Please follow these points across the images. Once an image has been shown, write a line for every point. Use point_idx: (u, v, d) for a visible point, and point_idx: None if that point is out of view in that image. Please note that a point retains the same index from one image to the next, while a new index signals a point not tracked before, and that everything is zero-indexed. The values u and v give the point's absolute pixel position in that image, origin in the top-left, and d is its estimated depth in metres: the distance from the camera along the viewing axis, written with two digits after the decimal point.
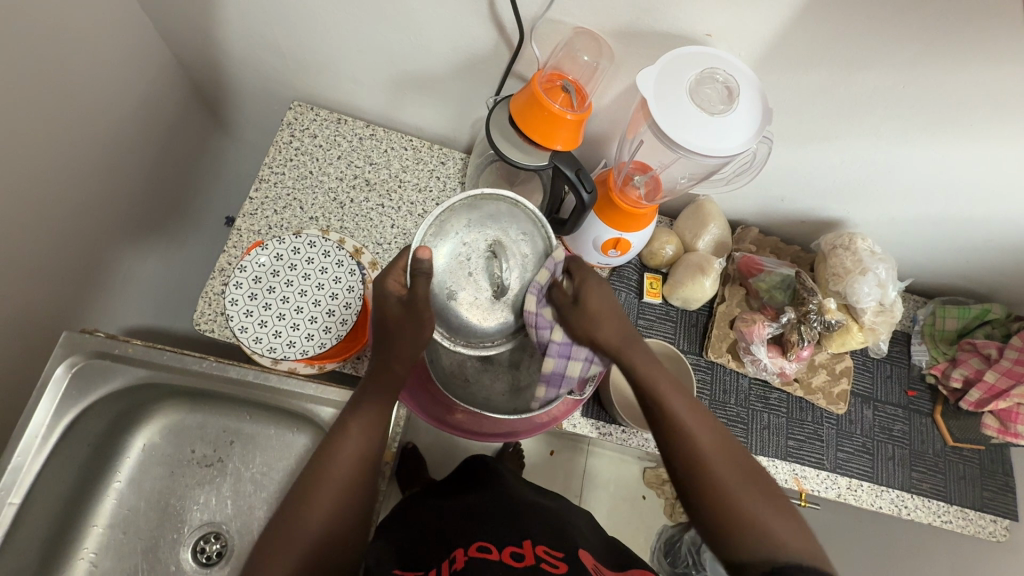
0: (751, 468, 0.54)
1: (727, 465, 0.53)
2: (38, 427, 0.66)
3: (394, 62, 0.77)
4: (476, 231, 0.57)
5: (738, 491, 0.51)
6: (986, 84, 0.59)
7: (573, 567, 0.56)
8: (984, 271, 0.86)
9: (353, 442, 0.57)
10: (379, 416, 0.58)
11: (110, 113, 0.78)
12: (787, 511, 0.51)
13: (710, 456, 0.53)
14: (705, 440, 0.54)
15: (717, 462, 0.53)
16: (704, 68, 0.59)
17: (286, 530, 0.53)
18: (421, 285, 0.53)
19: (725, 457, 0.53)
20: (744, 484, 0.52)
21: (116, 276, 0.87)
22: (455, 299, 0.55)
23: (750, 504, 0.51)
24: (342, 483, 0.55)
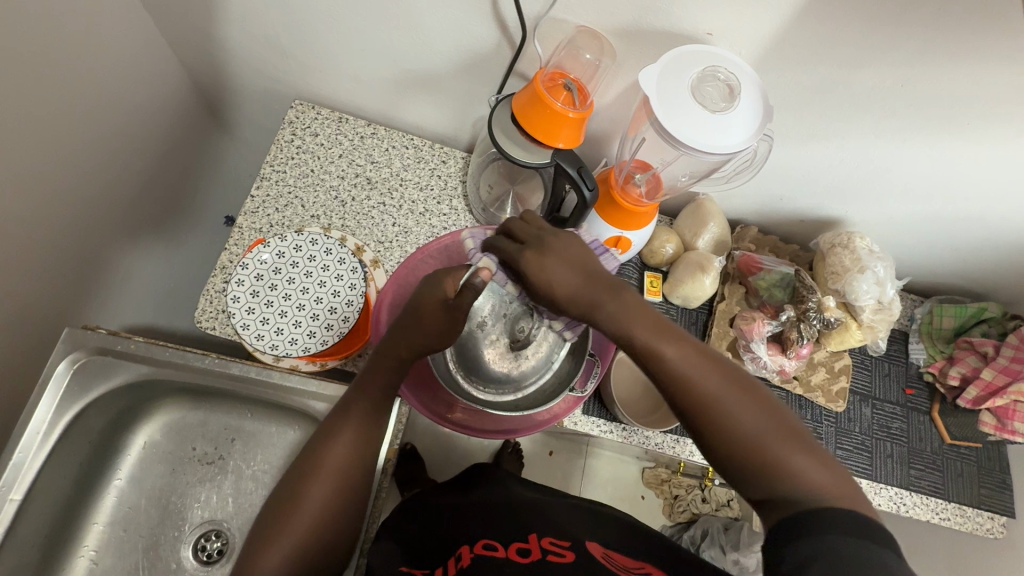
0: (772, 407, 0.46)
1: (742, 407, 0.45)
2: (39, 424, 0.66)
3: (396, 60, 0.77)
4: (525, 286, 0.65)
5: (758, 433, 0.44)
6: (983, 82, 0.60)
7: (579, 556, 0.55)
8: (980, 270, 0.87)
9: (352, 430, 0.57)
10: (375, 404, 0.59)
11: (112, 110, 0.78)
12: (820, 455, 0.44)
13: (715, 403, 0.46)
14: (711, 385, 0.46)
15: (729, 408, 0.45)
16: (704, 66, 0.59)
17: (284, 514, 0.54)
18: (467, 297, 0.53)
19: (732, 395, 0.46)
20: (765, 427, 0.45)
21: (116, 274, 0.87)
22: (478, 330, 0.66)
23: (766, 446, 0.44)
24: (341, 468, 0.56)
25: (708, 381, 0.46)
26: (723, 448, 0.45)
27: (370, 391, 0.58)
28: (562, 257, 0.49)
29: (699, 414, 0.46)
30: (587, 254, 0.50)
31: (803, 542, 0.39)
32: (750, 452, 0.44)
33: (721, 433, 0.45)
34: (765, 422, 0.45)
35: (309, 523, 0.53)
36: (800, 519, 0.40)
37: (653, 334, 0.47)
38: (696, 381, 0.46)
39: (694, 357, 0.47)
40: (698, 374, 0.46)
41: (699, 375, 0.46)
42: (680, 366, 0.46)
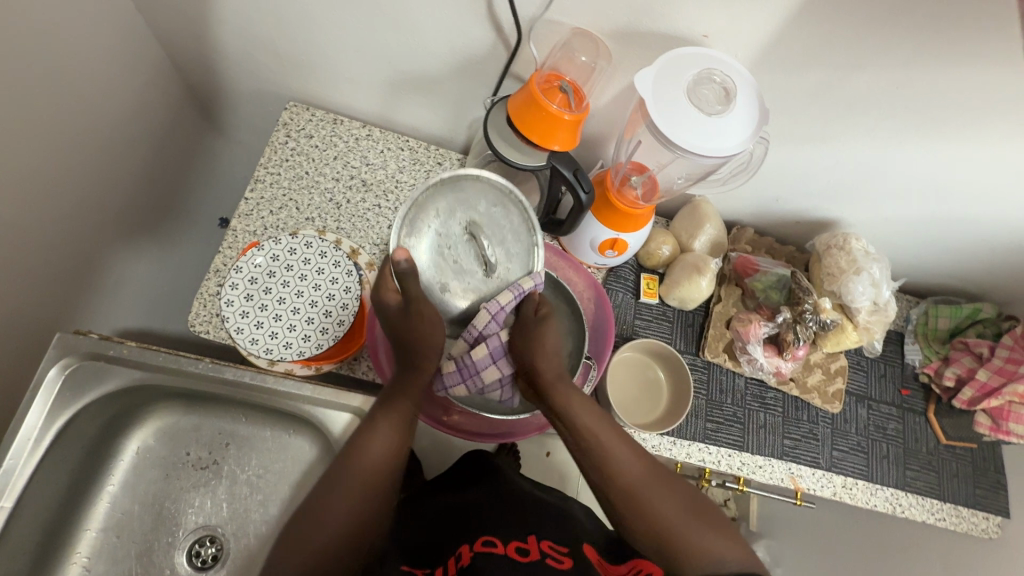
0: (688, 495, 0.57)
1: (663, 495, 0.56)
2: (31, 430, 0.65)
3: (391, 62, 0.77)
4: (448, 220, 0.60)
5: (673, 522, 0.54)
6: (977, 85, 0.60)
7: (576, 561, 0.57)
8: (975, 271, 0.87)
9: (384, 433, 0.59)
10: (408, 407, 0.61)
11: (103, 112, 0.77)
12: (725, 532, 0.55)
13: (641, 487, 0.56)
14: (634, 480, 0.56)
15: (653, 494, 0.55)
16: (700, 69, 0.59)
17: (310, 524, 0.55)
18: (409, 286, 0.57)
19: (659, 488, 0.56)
20: (680, 511, 0.55)
21: (108, 277, 0.86)
22: (448, 290, 0.60)
23: (683, 536, 0.54)
24: (371, 474, 0.57)
25: (637, 468, 0.57)
26: (643, 529, 0.54)
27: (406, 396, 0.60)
28: (553, 335, 0.60)
29: (626, 495, 0.55)
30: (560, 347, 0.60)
31: None
32: (664, 531, 0.54)
33: (644, 516, 0.54)
34: (681, 508, 0.55)
35: (332, 532, 0.55)
36: None
37: (596, 421, 0.58)
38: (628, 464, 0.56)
39: (629, 448, 0.58)
40: (628, 462, 0.57)
41: (628, 462, 0.57)
42: (614, 452, 0.57)
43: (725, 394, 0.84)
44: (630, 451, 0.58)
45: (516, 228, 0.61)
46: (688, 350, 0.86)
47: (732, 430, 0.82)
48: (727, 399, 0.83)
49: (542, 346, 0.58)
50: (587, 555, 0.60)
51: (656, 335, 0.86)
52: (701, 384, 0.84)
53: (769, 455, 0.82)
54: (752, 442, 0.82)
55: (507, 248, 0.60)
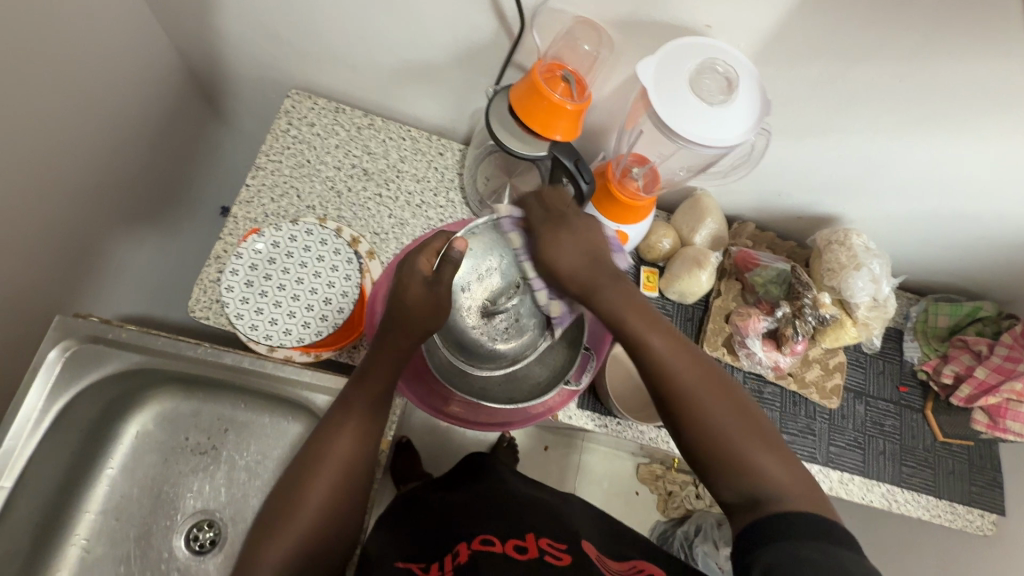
0: (741, 406, 0.52)
1: (720, 405, 0.51)
2: (30, 411, 0.66)
3: (394, 50, 0.77)
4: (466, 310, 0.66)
5: (726, 430, 0.50)
6: (979, 78, 0.59)
7: (576, 559, 0.55)
8: (975, 268, 0.87)
9: (352, 427, 0.57)
10: (379, 399, 0.58)
11: (107, 97, 0.78)
12: (782, 451, 0.49)
13: (696, 397, 0.51)
14: (687, 378, 0.52)
15: (708, 404, 0.51)
16: (703, 59, 0.59)
17: (284, 516, 0.53)
18: (447, 273, 0.55)
19: (714, 395, 0.51)
20: (738, 420, 0.50)
21: (109, 262, 0.87)
22: (517, 327, 0.66)
23: (741, 443, 0.49)
24: (340, 468, 0.55)
25: (691, 374, 0.52)
26: (695, 437, 0.50)
27: (367, 391, 0.57)
28: (575, 248, 0.57)
29: (680, 405, 0.51)
30: (597, 250, 0.58)
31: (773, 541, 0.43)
32: (721, 443, 0.49)
33: (696, 424, 0.50)
34: (739, 421, 0.50)
35: (305, 527, 0.52)
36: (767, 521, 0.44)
37: (647, 326, 0.54)
38: (683, 372, 0.52)
39: (680, 351, 0.53)
40: (685, 368, 0.52)
41: (684, 369, 0.52)
42: (671, 356, 0.52)
43: None
44: (685, 358, 0.53)
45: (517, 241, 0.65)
46: None
47: None
48: None
49: (570, 257, 0.57)
50: (587, 553, 0.58)
51: None
52: None
53: None
54: None
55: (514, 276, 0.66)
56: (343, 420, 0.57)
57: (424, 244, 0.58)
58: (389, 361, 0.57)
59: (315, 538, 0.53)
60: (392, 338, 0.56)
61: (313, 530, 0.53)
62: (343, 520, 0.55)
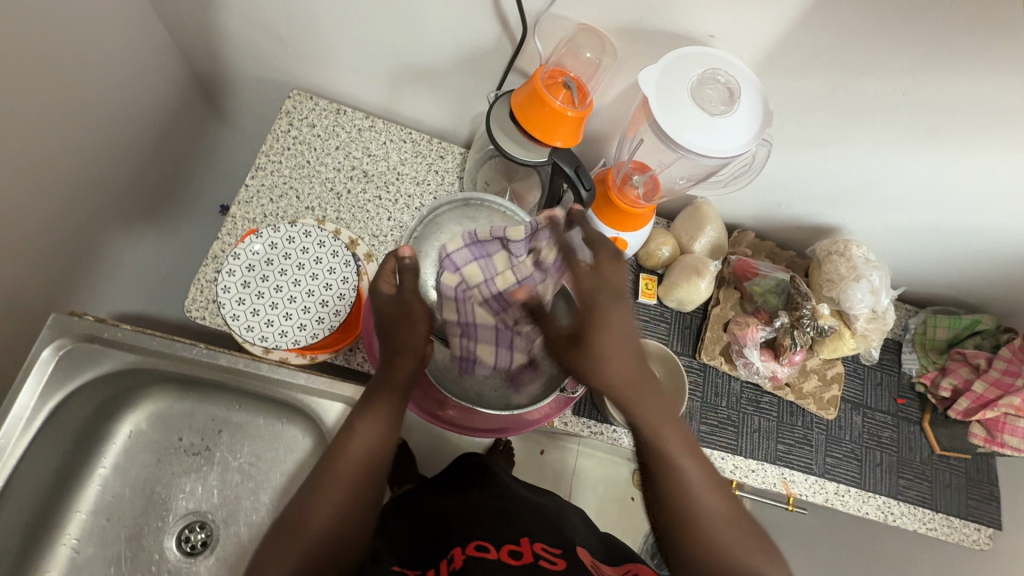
0: (731, 503, 0.53)
1: (726, 519, 0.52)
2: (23, 409, 0.65)
3: (396, 53, 0.77)
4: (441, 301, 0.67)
5: (717, 525, 0.51)
6: (983, 93, 0.59)
7: (570, 563, 0.56)
8: (975, 281, 0.87)
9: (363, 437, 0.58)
10: (390, 414, 0.60)
11: (107, 94, 0.77)
12: (777, 560, 0.51)
13: (697, 498, 0.52)
14: (690, 472, 0.52)
15: (714, 518, 0.51)
16: (705, 68, 0.59)
17: (292, 528, 0.53)
18: (408, 279, 0.61)
19: (711, 492, 0.52)
20: (739, 537, 0.51)
21: (107, 260, 0.86)
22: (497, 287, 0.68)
23: (730, 540, 0.51)
24: (348, 482, 0.55)
25: (701, 484, 0.52)
26: (698, 552, 0.50)
27: (377, 408, 0.59)
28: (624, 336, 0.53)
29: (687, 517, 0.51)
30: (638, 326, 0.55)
31: None
32: (722, 560, 0.50)
33: (700, 538, 0.50)
34: (726, 518, 0.52)
35: (312, 538, 0.52)
36: None
37: (666, 426, 0.53)
38: (687, 467, 0.52)
39: (694, 461, 0.53)
40: (695, 478, 0.52)
41: (696, 481, 0.52)
42: (685, 466, 0.52)
43: (720, 397, 0.83)
44: (697, 467, 0.53)
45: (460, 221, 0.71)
46: (684, 351, 0.85)
47: (725, 433, 0.82)
48: (722, 402, 0.83)
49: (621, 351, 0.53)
50: (581, 557, 0.58)
51: (652, 335, 0.85)
52: (697, 386, 0.84)
53: (762, 459, 0.82)
54: (745, 446, 0.82)
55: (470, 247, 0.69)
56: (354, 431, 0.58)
57: (379, 270, 0.64)
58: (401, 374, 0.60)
59: (324, 551, 0.52)
60: (396, 354, 0.60)
61: (321, 541, 0.52)
62: (352, 536, 0.54)
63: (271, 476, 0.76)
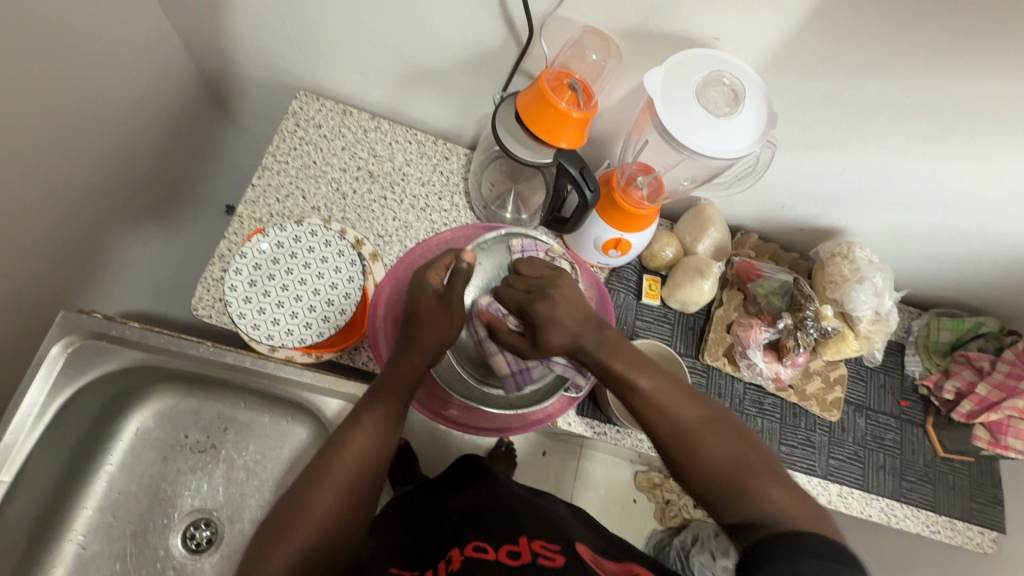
0: (743, 440, 0.53)
1: (720, 438, 0.53)
2: (31, 406, 0.66)
3: (403, 55, 0.77)
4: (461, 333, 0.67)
5: (730, 461, 0.51)
6: (987, 95, 0.59)
7: (568, 560, 0.56)
8: (978, 284, 0.87)
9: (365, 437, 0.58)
10: (393, 415, 0.60)
11: (116, 95, 0.78)
12: (785, 478, 0.50)
13: (701, 437, 0.53)
14: (688, 416, 0.54)
15: (707, 439, 0.52)
16: (710, 71, 0.59)
17: (291, 520, 0.53)
18: (457, 284, 0.58)
19: (715, 430, 0.53)
20: (738, 455, 0.52)
21: (114, 259, 0.87)
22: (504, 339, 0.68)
23: (746, 473, 0.50)
24: (349, 477, 0.56)
25: (689, 413, 0.54)
26: (697, 473, 0.52)
27: (384, 407, 0.59)
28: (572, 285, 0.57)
29: (681, 442, 0.53)
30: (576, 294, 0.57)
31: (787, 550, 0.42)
32: (725, 476, 0.50)
33: (697, 460, 0.52)
34: (738, 452, 0.52)
35: (309, 531, 0.53)
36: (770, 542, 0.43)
37: (640, 368, 0.55)
38: (682, 411, 0.54)
39: (675, 392, 0.55)
40: (676, 407, 0.54)
41: (678, 408, 0.54)
42: (661, 400, 0.54)
43: (723, 398, 0.84)
44: (678, 397, 0.55)
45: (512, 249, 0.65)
46: (688, 353, 0.86)
47: None
48: (725, 403, 0.83)
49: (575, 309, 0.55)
50: (581, 554, 0.58)
51: (656, 336, 0.86)
52: (700, 387, 0.84)
53: None
54: None
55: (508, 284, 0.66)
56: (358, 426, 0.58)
57: (433, 262, 0.61)
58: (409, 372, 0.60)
59: (319, 543, 0.53)
60: (410, 354, 0.59)
61: (316, 534, 0.53)
62: (345, 531, 0.55)
63: (276, 474, 0.77)
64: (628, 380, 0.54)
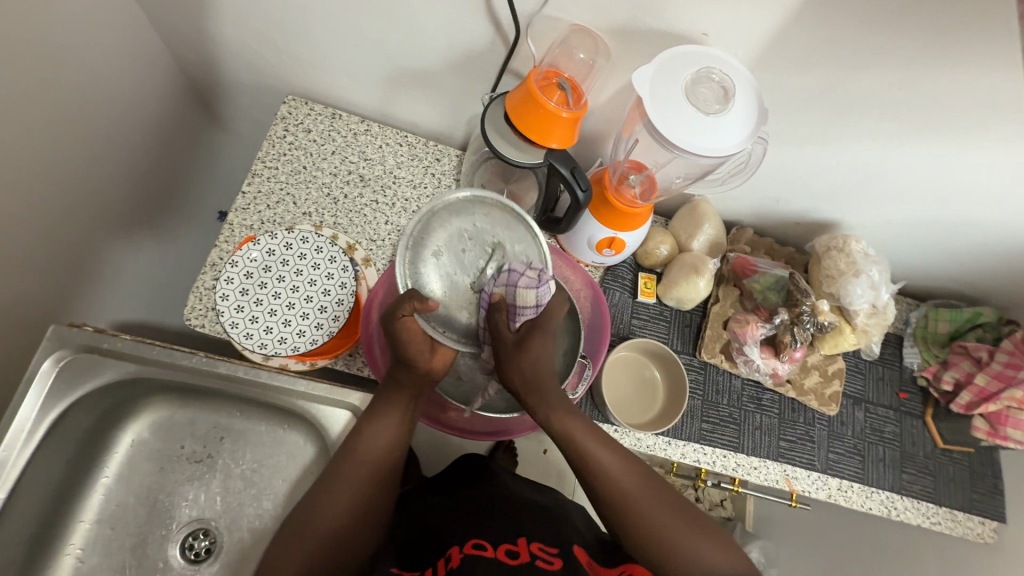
0: (684, 506, 0.57)
1: (655, 504, 0.56)
2: (24, 422, 0.65)
3: (390, 58, 0.77)
4: (458, 291, 0.57)
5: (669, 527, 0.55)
6: (981, 86, 0.59)
7: (567, 563, 0.57)
8: (976, 275, 0.86)
9: (372, 441, 0.59)
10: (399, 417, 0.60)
11: (101, 104, 0.77)
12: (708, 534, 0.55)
13: (640, 504, 0.55)
14: (626, 488, 0.56)
15: (649, 507, 0.55)
16: (700, 67, 0.59)
17: (299, 528, 0.55)
18: (405, 305, 0.54)
19: (656, 499, 0.56)
20: (678, 521, 0.55)
21: (105, 269, 0.86)
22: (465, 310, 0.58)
23: (688, 540, 0.54)
24: (357, 488, 0.58)
25: (630, 480, 0.57)
26: (634, 537, 0.55)
27: (391, 409, 0.60)
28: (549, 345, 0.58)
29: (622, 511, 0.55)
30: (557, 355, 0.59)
31: None
32: (664, 539, 0.54)
33: (642, 526, 0.54)
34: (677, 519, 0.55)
35: (320, 537, 0.55)
36: None
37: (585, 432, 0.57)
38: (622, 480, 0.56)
39: (619, 463, 0.57)
40: (620, 475, 0.56)
41: (621, 476, 0.56)
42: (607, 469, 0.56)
43: (721, 395, 0.83)
44: (620, 468, 0.57)
45: (485, 215, 0.59)
46: (684, 350, 0.85)
47: (728, 430, 0.82)
48: (723, 399, 0.83)
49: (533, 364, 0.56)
50: (578, 557, 0.59)
51: (652, 334, 0.85)
52: (698, 384, 0.83)
53: (765, 457, 0.81)
54: (748, 444, 0.81)
55: (460, 232, 0.58)
56: (368, 428, 0.60)
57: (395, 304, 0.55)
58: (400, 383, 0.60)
59: (328, 550, 0.55)
60: (400, 366, 0.60)
61: (327, 541, 0.55)
62: (354, 541, 0.57)
63: (274, 482, 0.76)
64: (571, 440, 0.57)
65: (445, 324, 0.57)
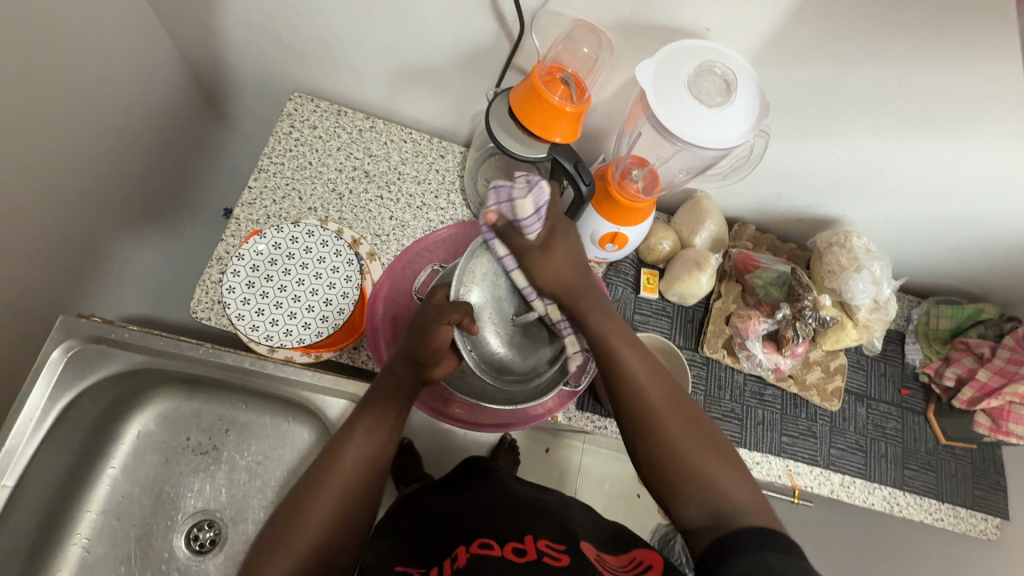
0: (708, 434, 0.56)
1: (683, 430, 0.55)
2: (32, 411, 0.66)
3: (395, 54, 0.78)
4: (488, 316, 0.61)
5: (686, 447, 0.54)
6: (981, 81, 0.60)
7: (574, 560, 0.56)
8: (977, 271, 0.87)
9: (361, 438, 0.59)
10: (387, 418, 0.60)
11: (109, 99, 0.78)
12: (742, 473, 0.53)
13: (662, 417, 0.56)
14: (652, 401, 0.56)
15: (671, 422, 0.55)
16: (702, 61, 0.59)
17: (286, 533, 0.54)
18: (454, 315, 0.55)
19: (678, 417, 0.56)
20: (698, 443, 0.54)
21: (112, 263, 0.87)
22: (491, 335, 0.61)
23: (702, 463, 0.53)
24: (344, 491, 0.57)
25: (656, 395, 0.57)
26: (656, 458, 0.54)
27: (380, 410, 0.60)
28: (571, 258, 0.60)
29: (642, 419, 0.56)
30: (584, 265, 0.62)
31: (740, 545, 0.45)
32: (679, 458, 0.53)
33: (658, 440, 0.55)
34: (695, 442, 0.54)
35: (308, 543, 0.54)
36: (729, 535, 0.46)
37: (624, 344, 0.59)
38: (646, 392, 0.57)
39: (648, 377, 0.58)
40: (648, 387, 0.57)
41: (648, 389, 0.57)
42: (633, 379, 0.57)
43: (724, 390, 0.84)
44: (649, 381, 0.58)
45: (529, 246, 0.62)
46: (686, 345, 0.86)
47: (730, 426, 0.82)
48: (725, 395, 0.83)
49: (563, 271, 0.59)
50: (584, 552, 0.58)
51: (655, 330, 0.86)
52: (700, 379, 0.84)
53: (767, 452, 0.82)
54: (750, 439, 0.82)
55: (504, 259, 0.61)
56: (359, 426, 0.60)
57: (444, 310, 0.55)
58: (393, 381, 0.60)
59: (314, 556, 0.54)
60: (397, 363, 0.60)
61: (313, 544, 0.54)
62: (340, 543, 0.56)
63: (278, 475, 0.77)
64: (609, 351, 0.59)
65: (473, 344, 0.60)
